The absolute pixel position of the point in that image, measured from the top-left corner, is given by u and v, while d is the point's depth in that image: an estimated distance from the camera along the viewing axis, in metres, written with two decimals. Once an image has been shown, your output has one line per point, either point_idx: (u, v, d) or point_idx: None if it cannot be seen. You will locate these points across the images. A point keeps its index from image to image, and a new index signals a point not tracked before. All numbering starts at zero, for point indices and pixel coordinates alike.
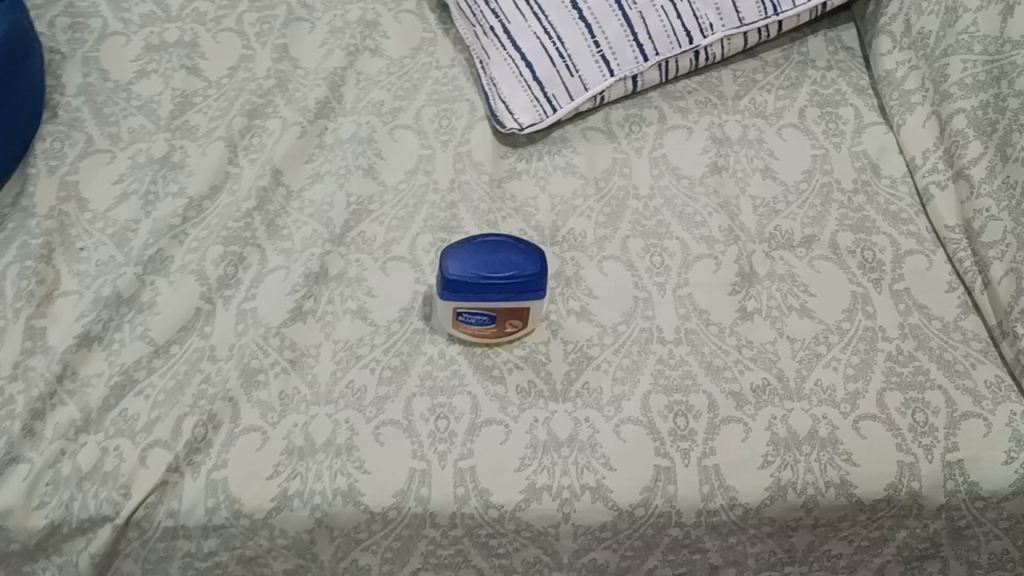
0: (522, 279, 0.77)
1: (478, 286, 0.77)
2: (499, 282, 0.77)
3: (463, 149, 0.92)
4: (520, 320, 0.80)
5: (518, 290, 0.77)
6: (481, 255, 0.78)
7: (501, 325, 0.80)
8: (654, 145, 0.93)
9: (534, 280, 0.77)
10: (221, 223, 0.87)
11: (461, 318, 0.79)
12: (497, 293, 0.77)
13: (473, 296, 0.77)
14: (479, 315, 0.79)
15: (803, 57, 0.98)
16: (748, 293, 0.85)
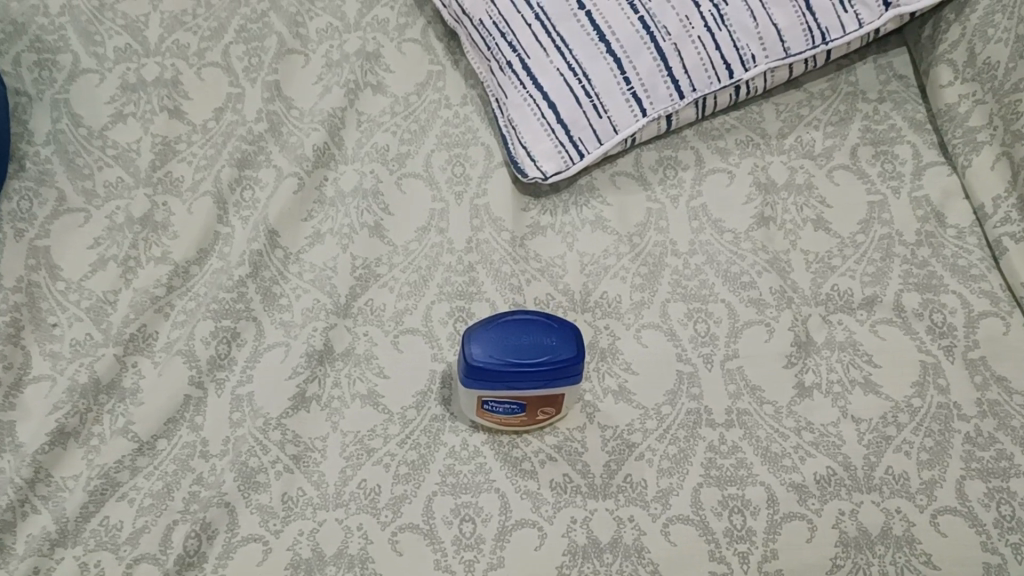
0: (556, 366, 0.67)
1: (507, 375, 0.67)
2: (530, 370, 0.67)
3: (480, 202, 0.83)
4: (554, 406, 0.71)
5: (552, 377, 0.68)
6: (507, 339, 0.68)
7: (534, 413, 0.71)
8: (692, 193, 0.84)
9: (570, 365, 0.68)
10: (212, 293, 0.77)
11: (488, 406, 0.70)
12: (528, 382, 0.68)
13: (500, 386, 0.68)
14: (508, 403, 0.69)
15: (852, 88, 0.89)
16: (806, 365, 0.75)
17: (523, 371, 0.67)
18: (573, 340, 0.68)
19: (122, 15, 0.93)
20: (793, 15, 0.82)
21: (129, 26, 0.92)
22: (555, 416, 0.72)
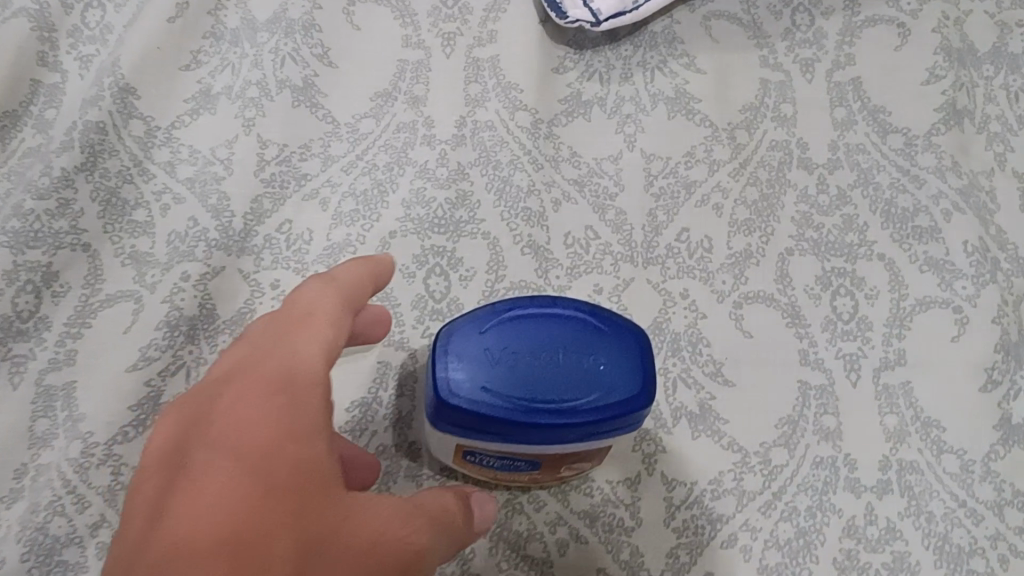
0: (603, 414, 0.37)
1: (512, 428, 0.37)
2: (556, 422, 0.36)
3: (483, 56, 0.50)
4: (588, 459, 0.40)
5: (594, 430, 0.37)
6: (516, 362, 0.37)
7: (552, 469, 0.41)
8: (838, 58, 0.50)
9: (628, 409, 0.37)
10: (13, 197, 0.44)
11: (473, 459, 0.40)
12: (550, 437, 0.37)
13: (498, 441, 0.38)
14: (509, 458, 0.39)
15: None
16: (1016, 387, 0.45)
17: (544, 424, 0.36)
18: (635, 359, 0.37)
19: None
20: None
21: None
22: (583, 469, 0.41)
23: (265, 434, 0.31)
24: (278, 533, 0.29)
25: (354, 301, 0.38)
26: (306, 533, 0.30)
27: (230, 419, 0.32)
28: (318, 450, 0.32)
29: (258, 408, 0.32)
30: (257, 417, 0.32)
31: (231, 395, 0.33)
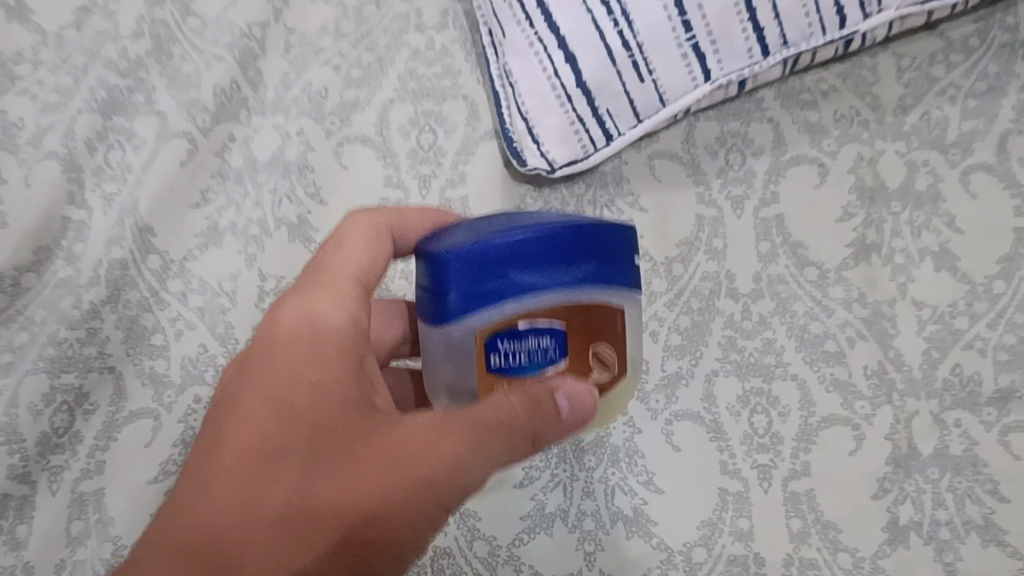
0: (604, 244, 0.41)
1: (525, 255, 0.39)
2: (563, 262, 0.39)
3: (453, 195, 0.59)
4: (612, 341, 0.42)
5: (593, 266, 0.40)
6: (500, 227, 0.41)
7: (581, 355, 0.41)
8: (765, 195, 0.58)
9: (618, 236, 0.42)
10: (48, 327, 0.53)
11: (495, 361, 0.40)
12: (561, 278, 0.39)
13: (522, 295, 0.39)
14: (535, 332, 0.40)
15: (1010, 36, 0.60)
16: (903, 493, 0.52)
17: (554, 257, 0.39)
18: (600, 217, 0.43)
19: None
20: None
21: None
22: (615, 375, 0.42)
23: (302, 356, 0.43)
24: (274, 437, 0.41)
25: (380, 230, 0.49)
26: (308, 440, 0.41)
27: (282, 342, 0.44)
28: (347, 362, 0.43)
29: (295, 334, 0.44)
30: (292, 339, 0.44)
31: (284, 323, 0.45)
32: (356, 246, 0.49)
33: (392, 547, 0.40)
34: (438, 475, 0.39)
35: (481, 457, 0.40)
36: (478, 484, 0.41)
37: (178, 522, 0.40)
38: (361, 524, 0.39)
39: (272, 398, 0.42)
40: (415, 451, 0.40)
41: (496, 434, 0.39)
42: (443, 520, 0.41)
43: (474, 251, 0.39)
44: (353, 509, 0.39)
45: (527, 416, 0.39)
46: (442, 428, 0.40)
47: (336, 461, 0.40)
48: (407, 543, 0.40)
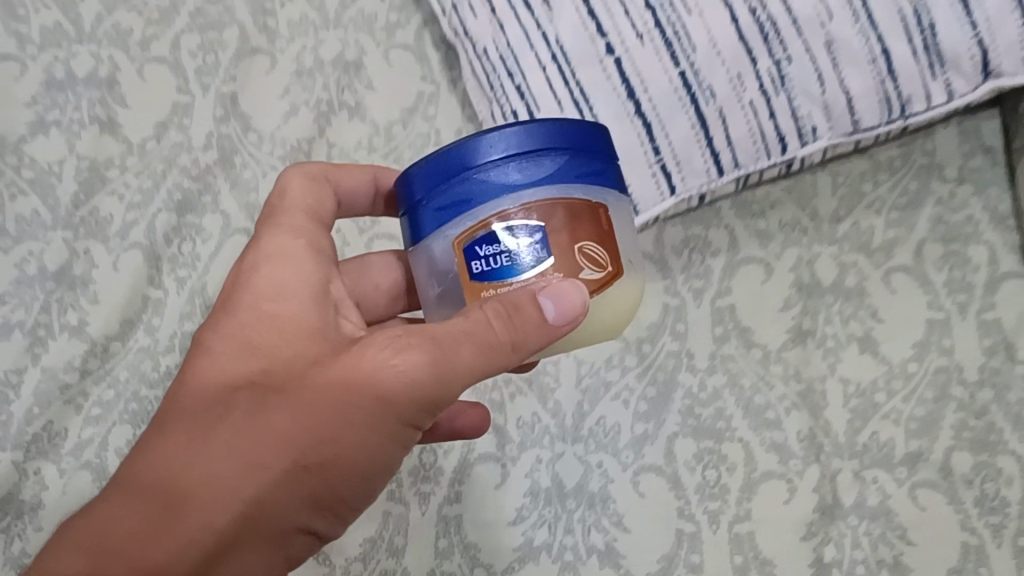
0: (581, 140, 0.50)
1: (495, 165, 0.48)
2: (535, 154, 0.48)
3: None
4: (599, 240, 0.49)
5: (580, 168, 0.49)
6: None
7: (569, 253, 0.48)
8: (720, 288, 0.71)
9: (592, 135, 0.51)
10: (132, 385, 0.66)
11: (479, 264, 0.48)
12: (534, 170, 0.48)
13: (505, 194, 0.48)
14: (515, 232, 0.47)
15: (928, 159, 0.73)
16: (828, 536, 0.64)
17: (526, 157, 0.48)
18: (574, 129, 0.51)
19: None
20: (869, 78, 0.68)
21: None
22: (605, 271, 0.49)
23: (253, 311, 0.51)
24: (238, 379, 0.49)
25: (317, 176, 0.58)
26: (269, 376, 0.49)
27: (239, 303, 0.52)
28: (288, 314, 0.51)
29: (266, 283, 0.52)
30: (265, 285, 0.52)
31: (241, 283, 0.53)
32: (309, 192, 0.58)
33: (348, 460, 0.47)
34: (392, 396, 0.46)
35: (436, 377, 0.46)
36: (437, 405, 0.47)
37: (151, 455, 0.48)
38: (315, 441, 0.47)
39: (241, 341, 0.51)
40: (370, 369, 0.46)
41: (461, 345, 0.46)
42: (402, 433, 0.48)
43: (472, 155, 0.48)
44: (309, 425, 0.47)
45: (502, 327, 0.46)
46: (401, 339, 0.47)
47: (291, 389, 0.47)
48: (362, 456, 0.48)
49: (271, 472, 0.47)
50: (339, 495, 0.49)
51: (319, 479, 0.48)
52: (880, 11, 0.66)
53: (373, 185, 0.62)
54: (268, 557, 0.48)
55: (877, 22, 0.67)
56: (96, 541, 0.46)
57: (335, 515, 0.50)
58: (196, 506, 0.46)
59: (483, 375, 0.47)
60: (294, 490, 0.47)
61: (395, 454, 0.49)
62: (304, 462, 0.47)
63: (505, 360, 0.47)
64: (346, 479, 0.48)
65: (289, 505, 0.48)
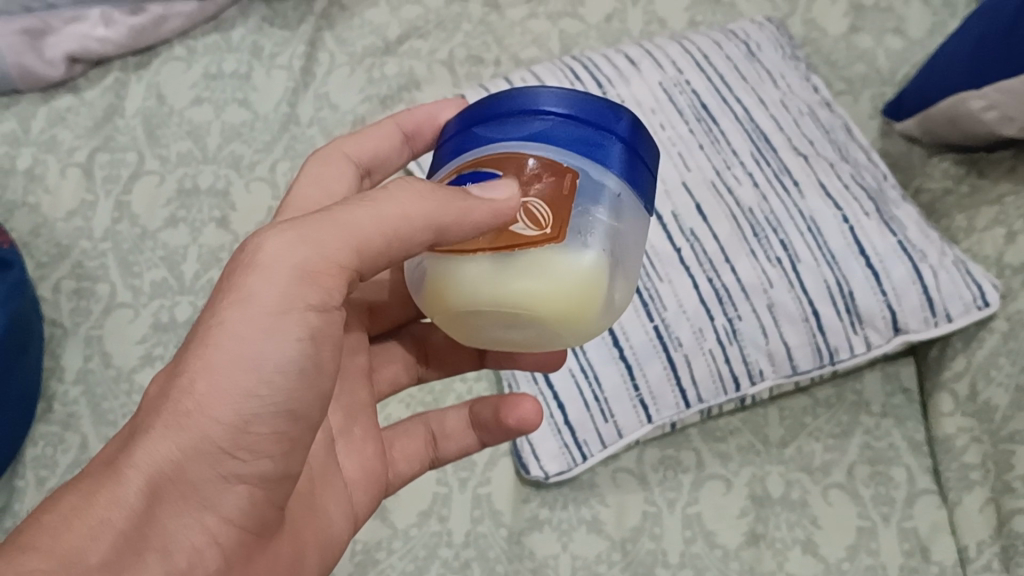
0: (586, 114, 0.54)
1: (496, 118, 0.54)
2: (529, 117, 0.54)
3: (482, 490, 0.86)
4: (548, 201, 0.52)
5: (569, 133, 0.53)
6: None
7: (513, 206, 0.51)
8: (689, 498, 0.87)
9: (605, 114, 0.54)
10: None
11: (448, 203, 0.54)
12: (520, 128, 0.53)
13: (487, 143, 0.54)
14: (478, 181, 0.53)
15: (858, 397, 0.92)
16: None
17: (520, 113, 0.54)
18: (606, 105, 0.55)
19: (163, 245, 0.96)
20: (804, 333, 0.87)
21: (167, 257, 0.95)
22: (546, 232, 0.51)
23: (196, 317, 0.57)
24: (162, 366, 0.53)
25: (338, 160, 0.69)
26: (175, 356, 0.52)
27: None
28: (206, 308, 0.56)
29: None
30: (227, 286, 0.59)
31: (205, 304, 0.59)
32: (320, 180, 0.68)
33: (232, 378, 0.48)
34: (259, 299, 0.49)
35: (308, 261, 0.49)
36: (326, 276, 0.50)
37: (53, 497, 0.46)
38: (195, 375, 0.48)
39: (184, 339, 0.56)
40: (236, 279, 0.49)
41: (342, 220, 0.50)
42: (300, 334, 0.50)
43: (484, 109, 0.55)
44: (189, 364, 0.48)
45: (404, 206, 0.51)
46: (257, 250, 0.49)
47: (181, 345, 0.50)
48: (247, 367, 0.48)
49: (161, 430, 0.47)
50: (257, 432, 0.49)
51: (207, 411, 0.48)
52: (811, 285, 0.87)
53: (395, 135, 0.71)
54: (197, 510, 0.49)
55: (809, 291, 0.87)
56: (52, 531, 0.44)
57: (264, 454, 0.50)
58: (103, 491, 0.46)
59: (369, 242, 0.50)
60: (194, 446, 0.48)
61: (315, 358, 0.50)
62: (192, 406, 0.48)
63: (395, 231, 0.51)
64: (259, 406, 0.49)
65: (195, 458, 0.48)
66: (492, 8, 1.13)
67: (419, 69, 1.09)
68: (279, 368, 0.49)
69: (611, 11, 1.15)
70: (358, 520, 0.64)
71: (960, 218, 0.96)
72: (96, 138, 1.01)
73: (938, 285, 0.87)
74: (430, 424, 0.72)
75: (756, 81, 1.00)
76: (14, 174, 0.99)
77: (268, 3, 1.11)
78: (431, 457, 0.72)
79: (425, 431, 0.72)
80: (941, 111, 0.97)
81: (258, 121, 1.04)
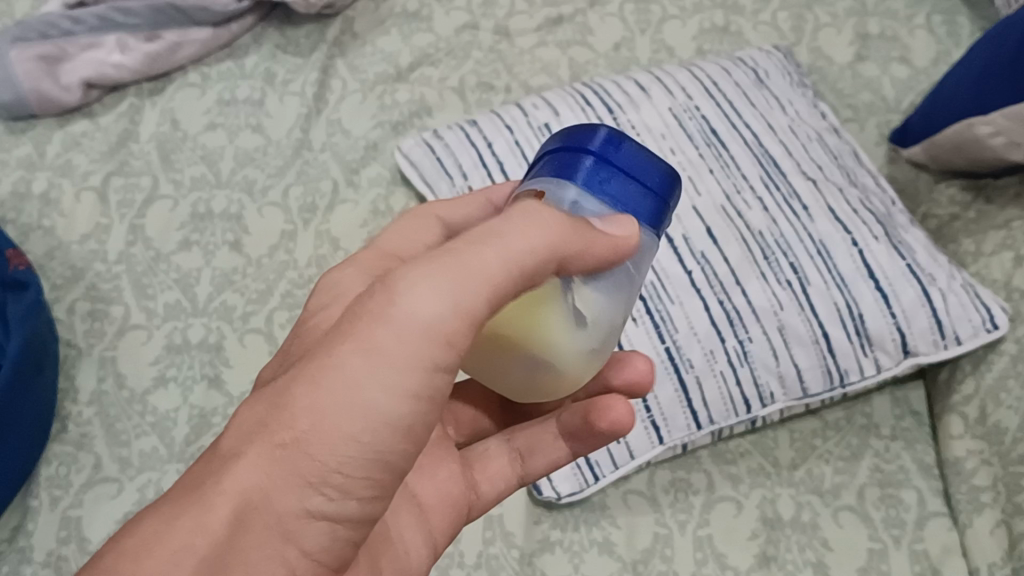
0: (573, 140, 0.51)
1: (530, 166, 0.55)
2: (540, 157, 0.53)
3: (494, 512, 0.87)
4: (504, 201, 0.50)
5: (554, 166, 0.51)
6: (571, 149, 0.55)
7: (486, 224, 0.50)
8: (700, 520, 0.87)
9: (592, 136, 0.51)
10: None
11: None
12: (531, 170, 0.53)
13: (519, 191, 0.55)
14: None
15: (867, 420, 0.93)
16: None
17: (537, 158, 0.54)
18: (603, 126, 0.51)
19: (177, 267, 0.97)
20: (814, 355, 0.87)
21: (180, 280, 0.96)
22: None
23: (288, 351, 0.55)
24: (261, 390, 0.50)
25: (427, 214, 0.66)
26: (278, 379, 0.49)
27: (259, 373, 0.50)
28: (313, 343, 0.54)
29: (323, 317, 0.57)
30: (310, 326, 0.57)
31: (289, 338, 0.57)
32: (406, 231, 0.65)
33: (339, 424, 0.44)
34: (380, 342, 0.45)
35: (441, 320, 0.45)
36: (449, 331, 0.46)
37: (133, 521, 0.45)
38: (303, 412, 0.44)
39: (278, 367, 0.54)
40: (379, 312, 0.45)
41: (472, 250, 0.46)
42: (418, 390, 0.46)
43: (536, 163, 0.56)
44: (302, 399, 0.45)
45: (525, 233, 0.47)
46: (397, 284, 0.46)
47: (294, 369, 0.47)
48: (363, 417, 0.45)
49: (259, 458, 0.45)
50: (351, 475, 0.46)
51: (315, 454, 0.45)
52: (822, 307, 0.88)
53: (486, 207, 0.66)
54: (280, 547, 0.46)
55: (819, 314, 0.88)
56: (132, 552, 0.43)
57: (353, 496, 0.47)
58: (189, 514, 0.44)
59: (500, 287, 0.46)
60: (281, 481, 0.45)
61: (429, 404, 0.47)
62: (294, 441, 0.44)
63: (519, 265, 0.47)
64: (360, 454, 0.45)
65: (284, 496, 0.45)
66: (503, 36, 1.15)
67: (430, 95, 1.10)
68: (392, 415, 0.45)
69: (620, 39, 1.16)
70: (435, 548, 0.62)
71: (967, 242, 0.97)
72: (110, 163, 1.02)
73: (947, 307, 0.88)
74: (514, 441, 0.68)
75: (764, 107, 1.01)
76: (30, 198, 1.00)
77: (281, 31, 1.13)
78: (518, 477, 0.68)
79: (509, 447, 0.68)
80: (947, 137, 0.98)
81: (270, 147, 1.05)
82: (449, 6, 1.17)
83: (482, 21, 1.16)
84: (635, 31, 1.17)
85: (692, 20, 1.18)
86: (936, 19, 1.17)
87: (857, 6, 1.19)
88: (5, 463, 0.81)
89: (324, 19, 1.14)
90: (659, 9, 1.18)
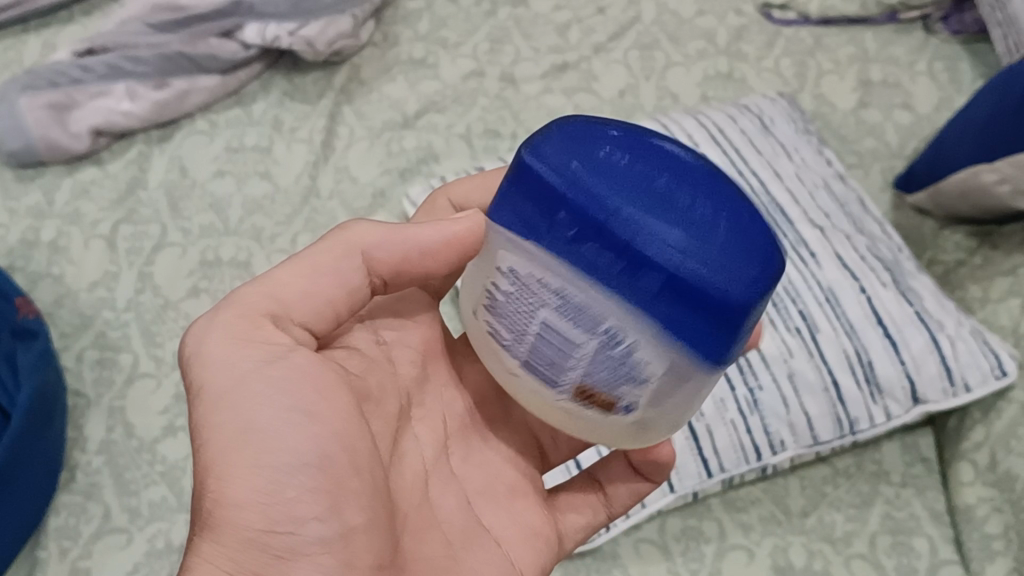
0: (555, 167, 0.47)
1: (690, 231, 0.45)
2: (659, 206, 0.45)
3: None
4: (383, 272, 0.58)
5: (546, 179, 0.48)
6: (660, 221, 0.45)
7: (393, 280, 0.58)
8: (712, 569, 0.87)
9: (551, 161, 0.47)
10: None
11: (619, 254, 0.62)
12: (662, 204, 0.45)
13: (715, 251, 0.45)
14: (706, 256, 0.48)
15: (877, 467, 0.93)
16: None
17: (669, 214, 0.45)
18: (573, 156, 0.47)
19: (186, 315, 0.97)
20: (825, 402, 0.87)
21: (189, 328, 0.96)
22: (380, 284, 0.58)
23: None
24: None
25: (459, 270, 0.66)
26: None
27: None
28: None
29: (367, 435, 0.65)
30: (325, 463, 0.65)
31: None
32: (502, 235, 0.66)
33: (216, 455, 0.50)
34: (214, 385, 0.51)
35: (235, 326, 0.52)
36: (257, 340, 0.52)
37: None
38: (203, 477, 0.50)
39: None
40: (197, 368, 0.52)
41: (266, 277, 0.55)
42: (270, 391, 0.51)
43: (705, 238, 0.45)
44: (198, 469, 0.51)
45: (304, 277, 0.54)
46: (192, 344, 0.53)
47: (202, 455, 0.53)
48: (232, 436, 0.50)
49: (203, 539, 0.49)
50: (285, 498, 0.49)
51: (216, 490, 0.49)
52: (831, 356, 0.88)
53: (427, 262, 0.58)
54: None
55: (829, 361, 0.88)
56: None
57: (310, 517, 0.49)
58: None
59: (278, 288, 0.54)
60: (227, 541, 0.49)
61: (305, 405, 0.51)
62: (214, 503, 0.49)
63: (309, 273, 0.54)
64: (270, 475, 0.49)
65: (243, 550, 0.49)
66: (508, 83, 1.16)
67: (437, 142, 1.10)
68: (269, 427, 0.50)
69: (624, 86, 1.17)
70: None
71: (974, 288, 0.98)
72: (119, 211, 1.03)
73: (956, 354, 0.88)
74: (591, 471, 0.71)
75: (771, 155, 1.01)
76: (39, 246, 1.00)
77: (289, 78, 1.14)
78: (604, 509, 0.71)
79: (589, 479, 0.71)
80: (951, 185, 0.98)
81: (278, 194, 1.05)
82: (455, 53, 1.17)
83: (488, 68, 1.17)
84: (639, 78, 1.18)
85: (695, 67, 1.19)
86: (937, 66, 1.18)
87: (858, 53, 1.20)
88: (14, 513, 0.81)
89: (332, 67, 1.15)
90: (662, 55, 1.19)
